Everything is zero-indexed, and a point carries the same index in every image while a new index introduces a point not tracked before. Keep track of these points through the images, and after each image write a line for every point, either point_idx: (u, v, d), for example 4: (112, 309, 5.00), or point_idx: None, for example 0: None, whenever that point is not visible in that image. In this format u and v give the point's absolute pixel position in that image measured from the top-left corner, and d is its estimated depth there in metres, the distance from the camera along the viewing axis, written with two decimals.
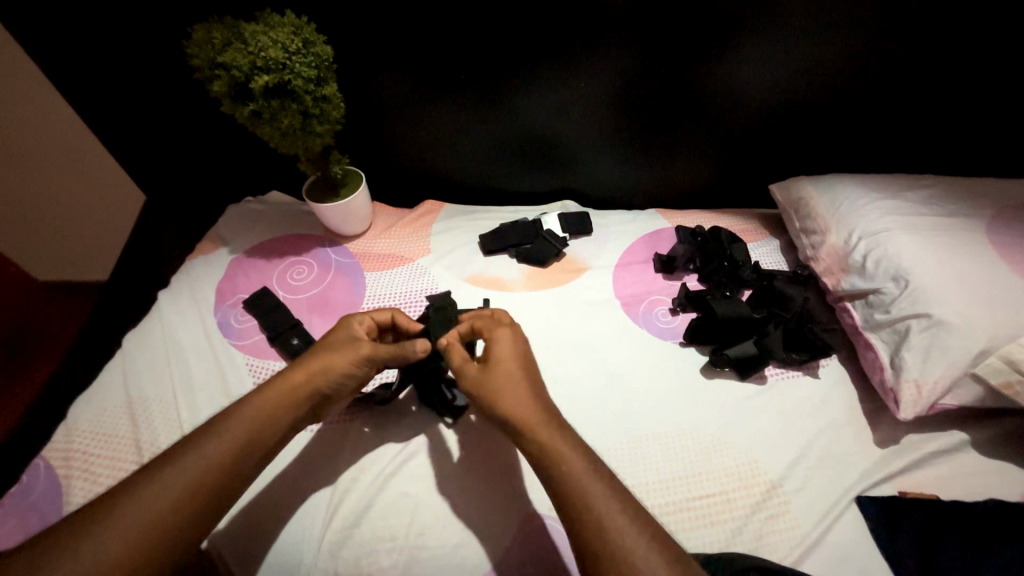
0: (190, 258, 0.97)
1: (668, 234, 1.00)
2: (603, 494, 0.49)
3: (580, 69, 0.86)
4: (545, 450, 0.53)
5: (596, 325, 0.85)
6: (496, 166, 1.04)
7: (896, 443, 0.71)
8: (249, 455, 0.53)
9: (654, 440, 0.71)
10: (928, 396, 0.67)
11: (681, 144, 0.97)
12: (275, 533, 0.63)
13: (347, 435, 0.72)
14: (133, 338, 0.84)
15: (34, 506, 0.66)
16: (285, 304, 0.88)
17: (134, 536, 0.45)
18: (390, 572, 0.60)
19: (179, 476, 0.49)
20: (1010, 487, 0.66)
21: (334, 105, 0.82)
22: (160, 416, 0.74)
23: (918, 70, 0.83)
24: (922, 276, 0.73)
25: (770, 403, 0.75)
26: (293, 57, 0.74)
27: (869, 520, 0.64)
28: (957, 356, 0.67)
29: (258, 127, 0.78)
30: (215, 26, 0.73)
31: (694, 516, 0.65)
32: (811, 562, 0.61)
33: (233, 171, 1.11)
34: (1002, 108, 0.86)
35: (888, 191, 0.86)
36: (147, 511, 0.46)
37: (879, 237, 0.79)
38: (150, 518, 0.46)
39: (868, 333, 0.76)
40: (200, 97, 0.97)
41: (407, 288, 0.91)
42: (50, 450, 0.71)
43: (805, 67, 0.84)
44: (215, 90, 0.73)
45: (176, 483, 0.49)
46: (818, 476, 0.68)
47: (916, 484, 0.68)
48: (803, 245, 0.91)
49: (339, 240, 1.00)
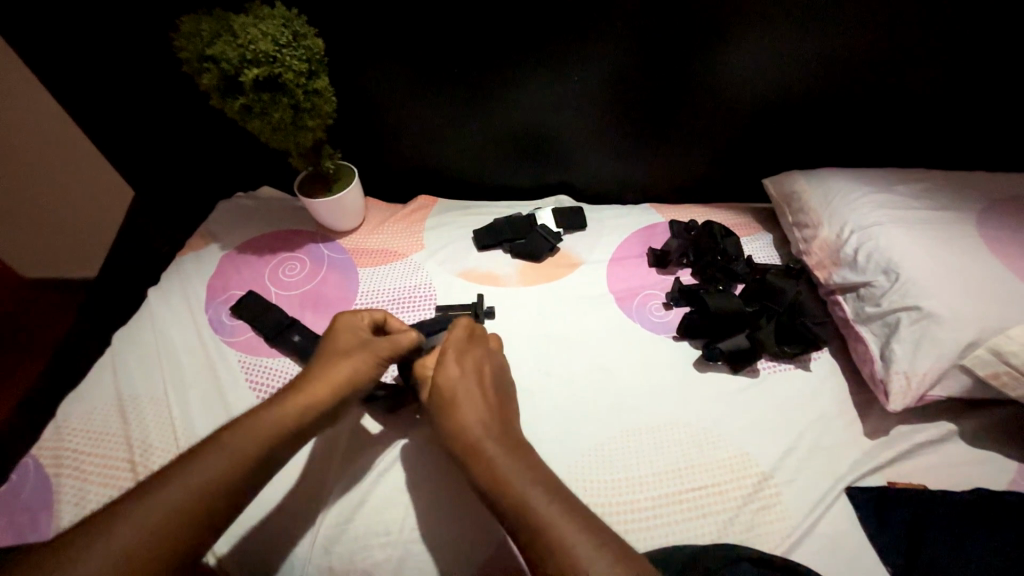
0: (180, 255, 0.96)
1: (661, 228, 1.00)
2: (550, 507, 0.47)
3: (574, 64, 0.86)
4: (484, 471, 0.51)
5: (590, 319, 0.85)
6: (490, 161, 1.04)
7: (885, 435, 0.72)
8: (267, 456, 0.53)
9: (648, 433, 0.72)
10: (917, 387, 0.68)
11: (675, 138, 0.97)
12: (266, 529, 0.63)
13: (341, 430, 0.71)
14: (123, 335, 0.83)
15: (25, 505, 0.65)
16: (277, 300, 0.88)
17: (143, 542, 0.44)
18: (385, 567, 0.60)
19: (189, 481, 0.48)
20: (996, 476, 0.68)
21: (326, 99, 0.81)
22: (152, 412, 0.74)
23: (908, 65, 0.84)
24: (913, 269, 0.73)
25: (762, 395, 0.76)
26: (284, 50, 0.73)
27: (860, 510, 0.65)
28: (945, 347, 0.68)
29: (248, 121, 0.77)
30: (204, 17, 0.72)
31: (688, 508, 0.65)
32: (802, 552, 0.62)
33: (223, 166, 1.10)
34: (992, 103, 0.87)
35: (879, 185, 0.87)
36: (157, 517, 0.46)
37: (870, 230, 0.80)
38: (160, 523, 0.46)
39: (859, 326, 0.77)
40: (190, 91, 0.96)
41: (401, 283, 0.91)
42: (40, 448, 0.70)
43: (797, 62, 0.85)
44: (204, 84, 0.72)
45: (186, 487, 0.48)
46: (809, 467, 0.69)
47: (905, 474, 0.69)
48: (796, 239, 0.91)
49: (331, 235, 0.99)
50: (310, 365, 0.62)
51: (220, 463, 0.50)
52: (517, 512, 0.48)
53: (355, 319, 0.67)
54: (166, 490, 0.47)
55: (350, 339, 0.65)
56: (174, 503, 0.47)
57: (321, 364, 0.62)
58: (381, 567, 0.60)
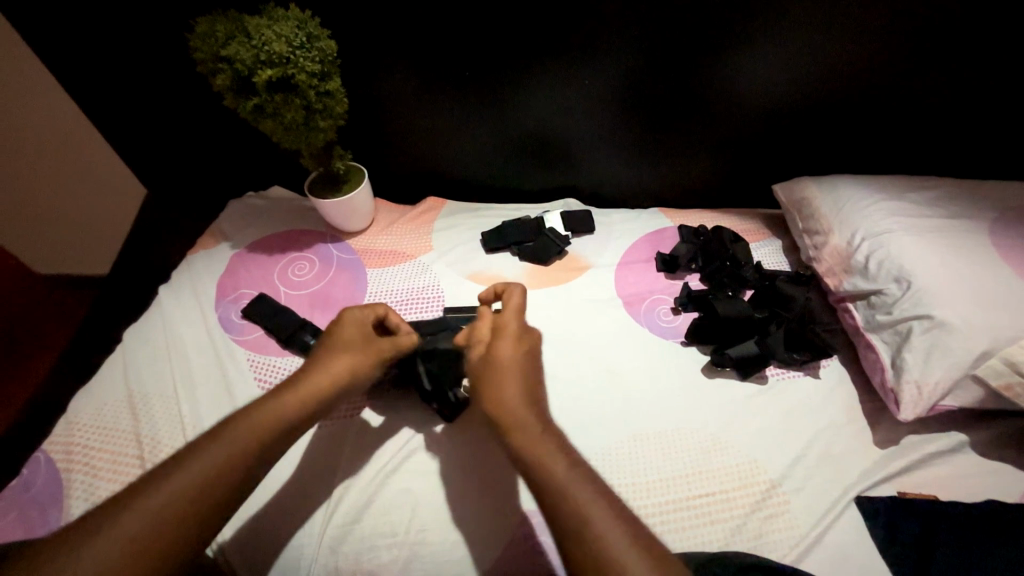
0: (191, 253, 0.97)
1: (670, 233, 1.00)
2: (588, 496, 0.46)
3: (585, 68, 0.86)
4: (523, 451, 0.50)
5: (597, 323, 0.85)
6: (499, 164, 1.04)
7: (895, 444, 0.71)
8: (266, 450, 0.53)
9: (655, 439, 0.71)
10: (929, 397, 0.67)
11: (684, 143, 0.97)
12: (272, 528, 0.63)
13: (348, 431, 0.72)
14: (134, 332, 0.84)
15: (35, 499, 0.66)
16: (286, 300, 0.88)
17: (144, 534, 0.44)
18: (390, 568, 0.60)
19: (188, 473, 0.48)
20: (1008, 488, 0.67)
21: (338, 100, 0.81)
22: (161, 410, 0.74)
23: (921, 72, 0.83)
24: (924, 277, 0.73)
25: (771, 402, 0.75)
26: (297, 51, 0.73)
27: (869, 521, 0.64)
28: (958, 357, 0.67)
29: (261, 121, 0.77)
30: (218, 18, 0.73)
31: (695, 514, 0.65)
32: (810, 562, 0.62)
33: (234, 165, 1.10)
34: (1005, 111, 0.86)
35: (891, 192, 0.86)
36: (157, 509, 0.46)
37: (881, 238, 0.79)
38: (159, 515, 0.45)
39: (870, 334, 0.76)
40: (203, 92, 0.97)
41: (409, 285, 0.91)
42: (51, 443, 0.71)
43: (809, 68, 0.84)
44: (218, 84, 0.73)
45: (186, 480, 0.48)
46: (817, 476, 0.68)
47: (915, 485, 0.68)
48: (805, 246, 0.91)
49: (340, 236, 1.00)
50: (310, 358, 0.62)
51: (219, 455, 0.50)
52: (558, 497, 0.46)
53: (358, 313, 0.67)
54: (166, 482, 0.47)
55: (352, 332, 0.64)
56: (174, 495, 0.47)
57: (321, 357, 0.62)
58: (387, 568, 0.60)
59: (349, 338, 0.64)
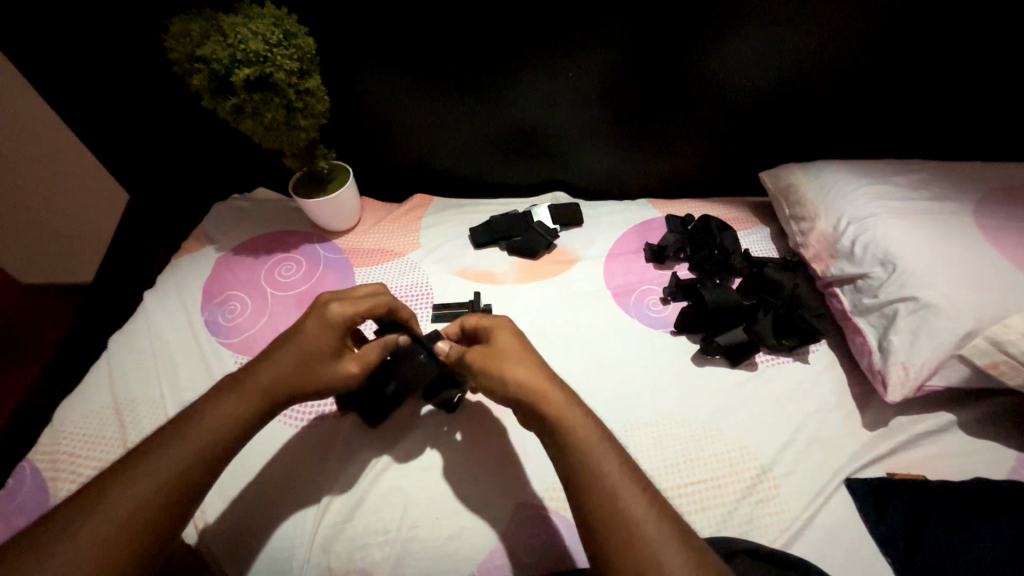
0: (176, 257, 0.96)
1: (658, 223, 1.00)
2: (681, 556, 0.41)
3: (567, 60, 0.86)
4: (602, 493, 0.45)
5: (588, 316, 0.85)
6: (487, 158, 1.04)
7: (884, 426, 0.72)
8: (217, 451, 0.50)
9: (647, 429, 0.71)
10: (915, 377, 0.68)
11: (671, 134, 0.97)
12: (260, 533, 0.63)
13: (337, 431, 0.71)
14: (121, 337, 0.83)
15: (22, 509, 0.65)
16: (273, 302, 0.88)
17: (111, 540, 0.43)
18: (383, 566, 0.60)
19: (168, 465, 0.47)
20: (997, 466, 0.67)
21: (319, 97, 0.81)
22: (148, 415, 0.73)
23: (902, 57, 0.83)
24: (909, 259, 0.73)
25: (760, 389, 0.76)
26: (274, 49, 0.72)
27: (859, 502, 0.65)
28: (942, 337, 0.68)
29: (241, 121, 0.77)
30: (193, 17, 0.72)
31: (688, 501, 0.65)
32: (800, 545, 0.62)
33: (218, 166, 1.09)
34: (986, 94, 0.87)
35: (876, 176, 0.86)
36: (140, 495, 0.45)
37: (867, 222, 0.80)
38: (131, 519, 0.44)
39: (856, 317, 0.77)
40: (183, 94, 0.96)
41: (398, 283, 0.90)
42: (36, 452, 0.70)
43: (795, 50, 0.84)
44: (196, 84, 0.72)
45: (167, 464, 0.47)
46: (807, 460, 0.69)
47: (904, 466, 0.68)
48: (793, 232, 0.91)
49: (328, 236, 0.99)
50: (279, 343, 0.58)
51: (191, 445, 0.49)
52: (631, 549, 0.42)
53: (376, 286, 0.66)
54: (139, 473, 0.46)
55: (320, 333, 0.58)
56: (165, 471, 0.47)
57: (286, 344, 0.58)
58: (379, 566, 0.60)
59: (314, 329, 0.58)
